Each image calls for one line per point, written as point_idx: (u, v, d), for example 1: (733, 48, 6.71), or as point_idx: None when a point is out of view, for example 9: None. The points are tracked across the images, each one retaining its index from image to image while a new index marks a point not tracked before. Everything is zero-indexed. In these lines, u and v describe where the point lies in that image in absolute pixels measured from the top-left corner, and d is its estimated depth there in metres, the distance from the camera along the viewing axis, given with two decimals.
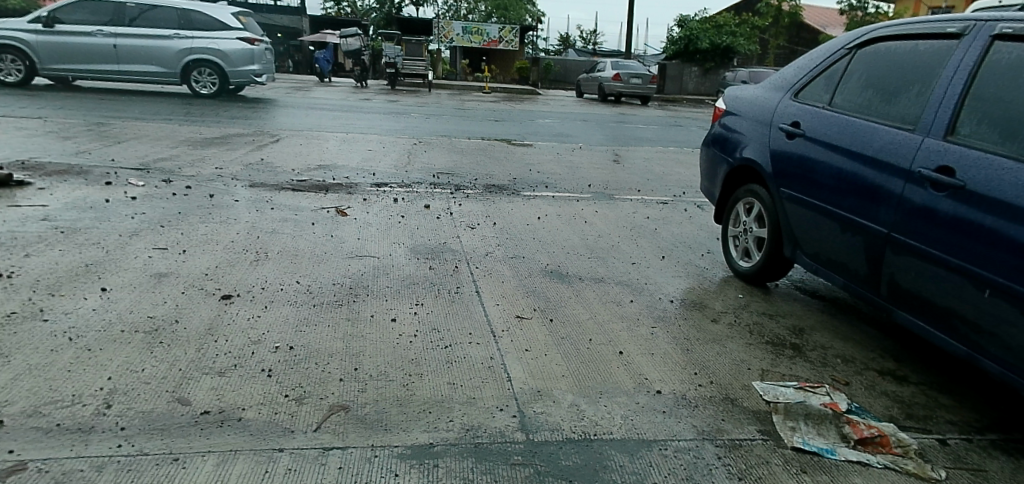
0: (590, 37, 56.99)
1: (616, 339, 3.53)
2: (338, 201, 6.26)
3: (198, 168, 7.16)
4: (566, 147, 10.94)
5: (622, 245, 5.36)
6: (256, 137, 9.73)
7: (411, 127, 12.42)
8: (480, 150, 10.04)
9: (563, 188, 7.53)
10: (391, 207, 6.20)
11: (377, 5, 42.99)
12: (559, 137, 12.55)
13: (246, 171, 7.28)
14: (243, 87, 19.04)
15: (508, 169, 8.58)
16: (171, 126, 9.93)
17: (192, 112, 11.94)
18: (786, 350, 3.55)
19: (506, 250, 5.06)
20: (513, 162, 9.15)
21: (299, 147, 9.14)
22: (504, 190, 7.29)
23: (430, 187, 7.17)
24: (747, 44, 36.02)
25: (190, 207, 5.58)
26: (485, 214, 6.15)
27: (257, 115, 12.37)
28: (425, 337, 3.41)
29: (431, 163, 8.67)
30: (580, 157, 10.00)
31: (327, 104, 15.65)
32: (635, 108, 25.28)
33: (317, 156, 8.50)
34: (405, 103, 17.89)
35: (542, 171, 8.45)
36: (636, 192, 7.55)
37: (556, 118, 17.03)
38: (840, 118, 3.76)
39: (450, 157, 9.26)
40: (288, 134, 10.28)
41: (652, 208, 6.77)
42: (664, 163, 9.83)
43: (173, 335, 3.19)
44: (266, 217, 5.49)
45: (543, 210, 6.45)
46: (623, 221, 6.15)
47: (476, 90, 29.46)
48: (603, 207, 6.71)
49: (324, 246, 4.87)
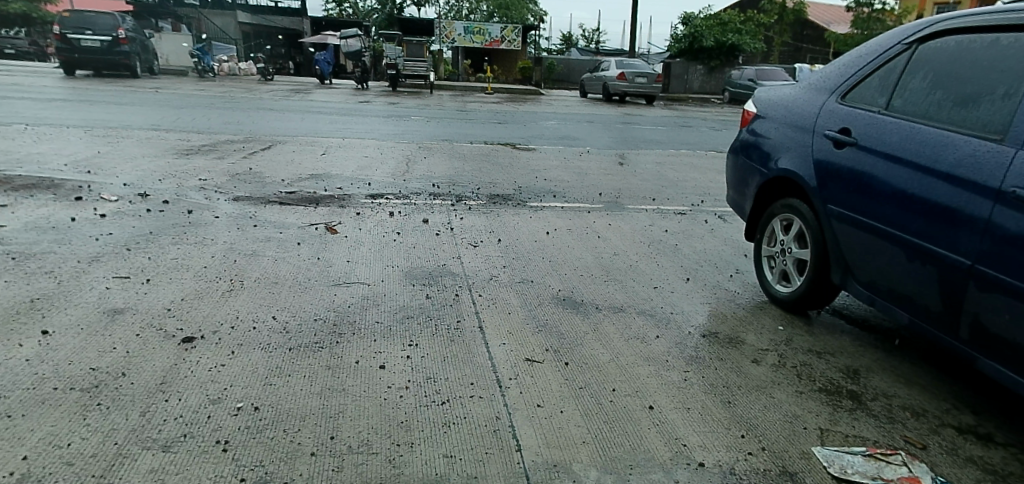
0: (592, 35, 56.42)
1: (645, 389, 3.00)
2: (328, 216, 5.74)
3: (180, 179, 6.66)
4: (573, 151, 10.41)
5: (642, 266, 4.82)
6: (247, 144, 9.22)
7: (411, 131, 11.91)
8: (482, 156, 9.52)
9: (572, 197, 7.00)
10: (386, 222, 5.68)
11: (378, 6, 42.54)
12: (564, 139, 12.02)
13: (233, 182, 6.77)
14: (239, 92, 18.59)
15: (512, 176, 8.07)
16: (158, 133, 9.44)
17: (182, 117, 11.46)
18: (845, 401, 3.02)
19: (512, 272, 4.54)
20: (517, 168, 8.63)
21: (291, 155, 8.64)
22: (509, 200, 6.76)
23: (429, 199, 6.66)
24: (753, 42, 35.42)
25: (164, 226, 5.07)
26: (488, 229, 5.62)
27: (251, 120, 11.88)
28: (418, 390, 2.88)
29: (429, 171, 8.16)
30: (588, 162, 9.48)
31: (325, 108, 15.17)
32: (640, 108, 24.73)
33: (309, 166, 8.00)
34: (405, 106, 17.41)
35: (548, 179, 7.92)
36: (651, 201, 7.02)
37: (560, 119, 16.52)
38: (902, 125, 3.22)
39: (451, 164, 8.74)
40: (280, 140, 9.78)
41: (669, 219, 6.24)
42: (676, 167, 9.29)
43: (116, 395, 2.68)
44: (247, 237, 4.97)
45: (552, 223, 5.93)
46: (640, 236, 5.62)
47: (479, 90, 28.96)
48: (616, 220, 6.17)
49: (308, 270, 4.34)
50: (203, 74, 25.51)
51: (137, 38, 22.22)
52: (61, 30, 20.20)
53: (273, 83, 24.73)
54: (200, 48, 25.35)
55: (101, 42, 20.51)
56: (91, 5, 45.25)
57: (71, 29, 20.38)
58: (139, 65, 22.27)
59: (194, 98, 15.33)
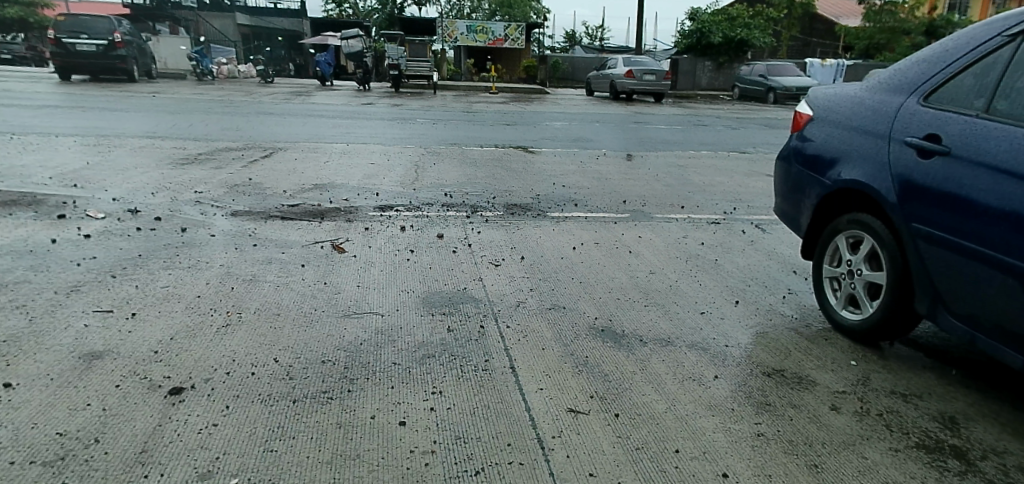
0: (595, 33, 55.89)
1: (714, 450, 2.52)
2: (334, 232, 5.29)
3: (174, 193, 6.23)
4: (589, 154, 9.94)
5: (683, 287, 4.36)
6: (246, 152, 8.77)
7: (418, 134, 11.45)
8: (494, 160, 9.05)
9: (595, 206, 6.54)
10: (398, 238, 5.23)
11: (379, 6, 42.02)
12: (578, 141, 11.53)
13: (231, 195, 6.32)
14: (239, 96, 18.17)
15: (528, 183, 7.59)
16: (153, 141, 9.00)
17: (179, 123, 11.04)
18: (950, 461, 2.54)
19: (541, 297, 4.07)
20: (533, 174, 8.16)
21: (293, 163, 8.19)
22: (528, 210, 6.30)
23: (442, 210, 6.20)
24: (762, 37, 34.82)
25: (154, 247, 4.61)
26: (509, 245, 5.17)
27: (251, 125, 11.45)
28: (447, 456, 2.41)
29: (440, 178, 7.69)
30: (606, 166, 9.01)
31: (328, 111, 14.74)
32: (649, 106, 24.20)
33: (312, 175, 7.54)
34: (410, 108, 16.95)
35: (566, 186, 7.43)
36: (680, 210, 6.54)
37: (570, 120, 16.03)
38: (1009, 132, 2.78)
39: (462, 170, 8.28)
40: (282, 146, 9.33)
41: (703, 230, 5.78)
42: (700, 170, 8.80)
43: (84, 471, 2.21)
44: (245, 259, 4.52)
45: (577, 236, 5.47)
46: (676, 251, 5.15)
47: (483, 90, 28.49)
48: (646, 231, 5.71)
49: (314, 299, 3.88)
50: (203, 78, 25.12)
51: (134, 42, 21.79)
52: (57, 35, 19.78)
53: (274, 85, 24.33)
54: (199, 51, 24.91)
55: (97, 46, 20.09)
56: (90, 9, 44.87)
57: (66, 33, 19.95)
58: (137, 69, 21.86)
59: (193, 103, 14.90)
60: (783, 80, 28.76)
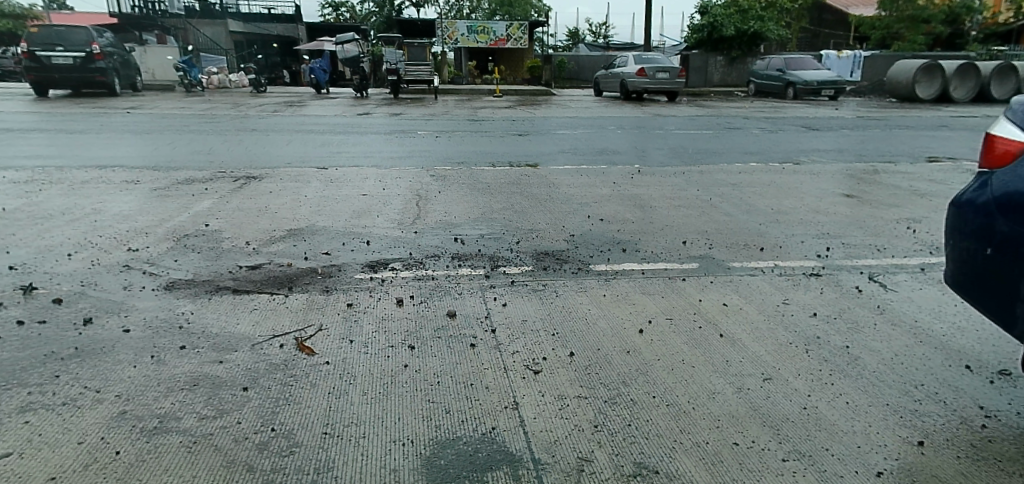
0: (598, 29, 54.27)
1: None
2: (304, 313, 3.82)
3: (100, 253, 4.75)
4: (618, 171, 8.46)
5: (827, 413, 2.83)
6: (212, 184, 7.31)
7: (419, 151, 10.00)
8: (510, 185, 7.55)
9: (650, 251, 5.08)
10: (393, 320, 3.76)
11: (376, 9, 40.25)
12: (603, 154, 10.01)
13: (175, 253, 4.85)
14: (225, 109, 16.72)
15: (556, 218, 6.10)
16: (104, 172, 7.55)
17: (142, 147, 9.59)
18: None
19: (613, 446, 2.55)
20: (560, 202, 6.73)
21: (266, 197, 6.72)
22: (564, 261, 4.83)
23: (453, 266, 4.74)
24: (777, 29, 33.02)
25: (30, 360, 3.14)
26: (548, 327, 3.69)
27: (228, 146, 10.00)
28: None
29: (446, 214, 6.21)
30: (644, 187, 7.55)
31: (318, 124, 13.32)
32: (665, 106, 22.65)
33: (285, 215, 6.06)
34: (409, 116, 15.52)
35: (605, 222, 5.92)
36: (760, 254, 5.03)
37: (586, 125, 14.54)
38: None
39: (471, 200, 6.79)
40: (258, 175, 7.85)
41: (806, 290, 4.28)
42: (757, 191, 7.29)
43: None
44: (160, 378, 3.02)
45: (641, 309, 3.95)
46: (787, 334, 3.63)
47: (486, 94, 26.99)
48: (730, 293, 4.23)
49: (247, 472, 2.36)
50: (191, 89, 23.70)
51: (115, 53, 20.34)
52: (28, 47, 18.35)
53: (266, 95, 22.90)
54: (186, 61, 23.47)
55: (73, 59, 18.70)
56: (75, 19, 43.21)
57: (38, 46, 18.52)
58: (118, 82, 20.49)
59: (169, 120, 13.46)
60: (804, 74, 27.15)
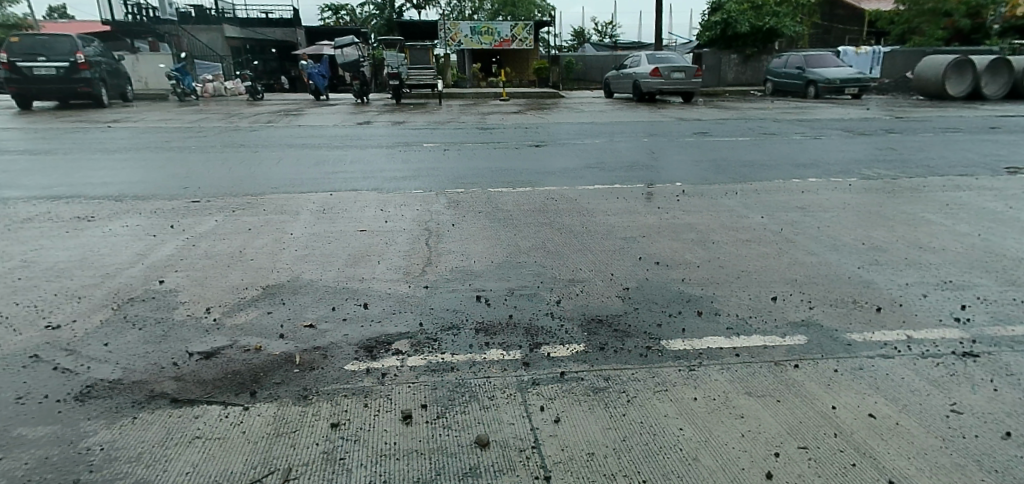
0: (604, 28, 53.03)
1: None
2: (268, 443, 2.63)
3: (5, 334, 3.57)
4: (656, 192, 7.31)
5: None
6: (181, 218, 6.16)
7: (426, 168, 8.87)
8: (535, 214, 6.39)
9: (734, 316, 3.89)
10: (397, 455, 2.55)
11: (376, 12, 39.13)
12: (633, 168, 8.80)
13: (107, 331, 3.65)
14: (216, 120, 15.58)
15: (600, 262, 4.93)
16: (55, 206, 6.40)
17: (110, 169, 8.45)
18: None
19: None
20: (598, 237, 5.59)
21: (243, 237, 5.55)
22: (626, 334, 3.64)
23: (477, 345, 3.55)
24: (793, 25, 31.75)
25: None
26: (626, 467, 2.48)
27: (208, 167, 8.86)
28: None
29: (463, 258, 5.06)
30: (692, 212, 6.40)
31: (315, 136, 12.21)
32: (683, 108, 21.45)
33: (263, 263, 4.88)
34: (413, 125, 14.41)
35: (664, 269, 4.74)
36: (879, 319, 3.84)
37: (605, 132, 13.40)
38: None
39: (492, 236, 5.63)
40: (237, 205, 6.70)
41: (976, 387, 3.05)
42: (833, 217, 6.09)
43: None
44: None
45: (756, 429, 2.74)
46: (992, 480, 2.40)
47: (492, 98, 25.82)
48: (870, 395, 3.00)
49: None
50: (185, 98, 22.59)
51: (102, 62, 19.27)
52: (10, 58, 17.29)
53: (263, 104, 21.80)
54: (179, 69, 22.34)
55: (56, 69, 17.60)
56: (71, 29, 42.19)
57: (21, 56, 17.47)
58: (105, 92, 19.40)
59: (153, 134, 12.36)
60: (825, 72, 25.82)
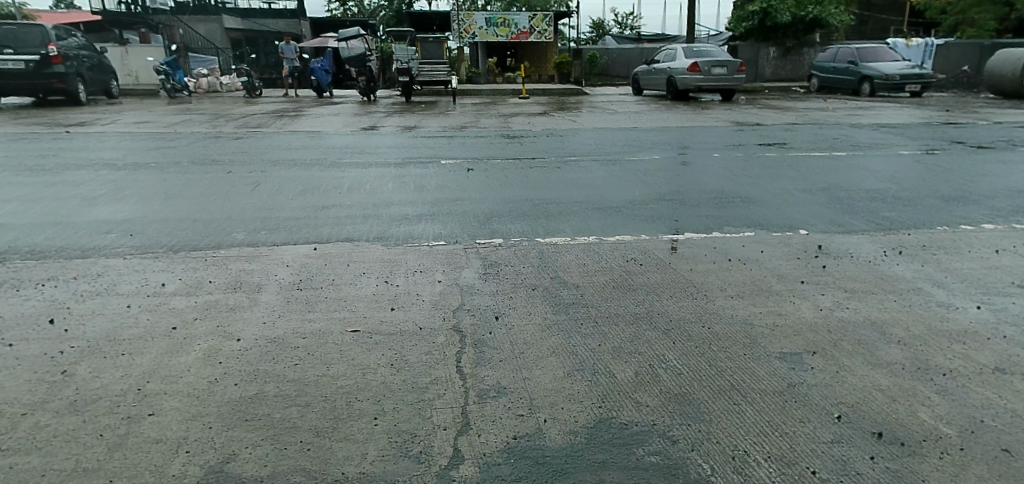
0: (624, 19, 50.33)
1: None
2: None
3: None
4: (779, 249, 5.12)
5: None
6: (79, 300, 4.06)
7: (445, 199, 6.72)
8: (621, 295, 4.21)
9: None
10: None
11: (387, 2, 36.85)
12: (723, 204, 6.58)
13: None
14: (197, 123, 13.46)
15: (777, 433, 2.72)
16: None
17: (22, 202, 6.35)
18: None
19: None
20: (741, 356, 3.40)
21: (158, 351, 3.42)
22: None
23: None
24: (837, 14, 29.32)
25: None
26: None
27: (157, 195, 6.75)
28: None
29: (524, 412, 2.89)
30: (860, 294, 4.19)
31: (308, 147, 10.08)
32: (727, 109, 19.11)
33: (166, 432, 2.72)
34: (427, 131, 12.27)
35: (906, 464, 2.53)
36: None
37: (659, 143, 11.16)
38: None
39: (567, 352, 3.45)
40: (177, 271, 4.60)
41: None
42: None
43: None
44: None
45: None
46: None
47: (512, 96, 23.57)
48: None
49: None
50: (175, 94, 20.54)
51: (81, 55, 17.23)
52: None
53: (259, 101, 19.67)
54: (169, 62, 20.28)
55: (24, 62, 15.55)
56: (68, 16, 40.25)
57: None
58: (84, 89, 17.33)
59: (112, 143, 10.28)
60: (882, 67, 23.17)
